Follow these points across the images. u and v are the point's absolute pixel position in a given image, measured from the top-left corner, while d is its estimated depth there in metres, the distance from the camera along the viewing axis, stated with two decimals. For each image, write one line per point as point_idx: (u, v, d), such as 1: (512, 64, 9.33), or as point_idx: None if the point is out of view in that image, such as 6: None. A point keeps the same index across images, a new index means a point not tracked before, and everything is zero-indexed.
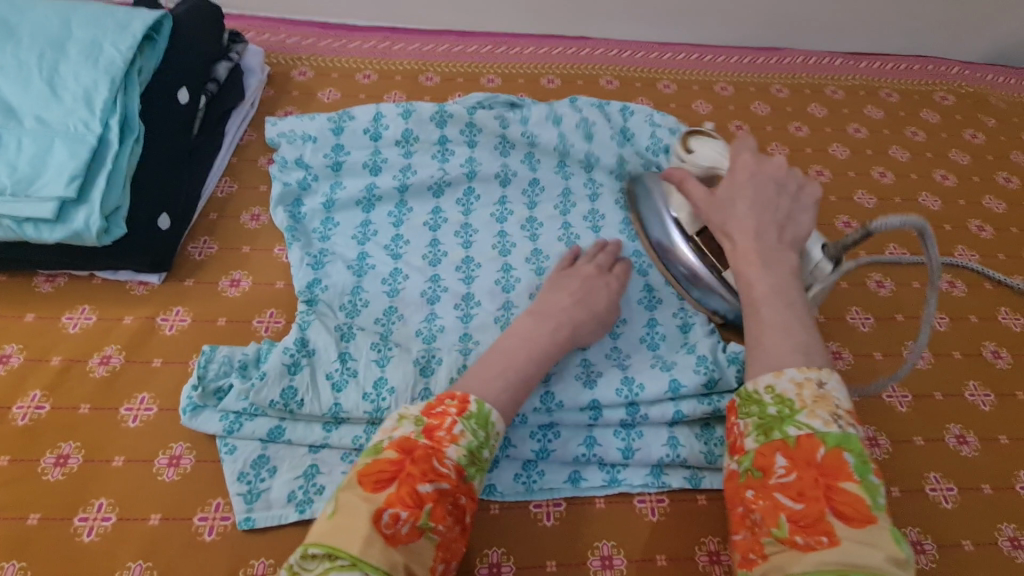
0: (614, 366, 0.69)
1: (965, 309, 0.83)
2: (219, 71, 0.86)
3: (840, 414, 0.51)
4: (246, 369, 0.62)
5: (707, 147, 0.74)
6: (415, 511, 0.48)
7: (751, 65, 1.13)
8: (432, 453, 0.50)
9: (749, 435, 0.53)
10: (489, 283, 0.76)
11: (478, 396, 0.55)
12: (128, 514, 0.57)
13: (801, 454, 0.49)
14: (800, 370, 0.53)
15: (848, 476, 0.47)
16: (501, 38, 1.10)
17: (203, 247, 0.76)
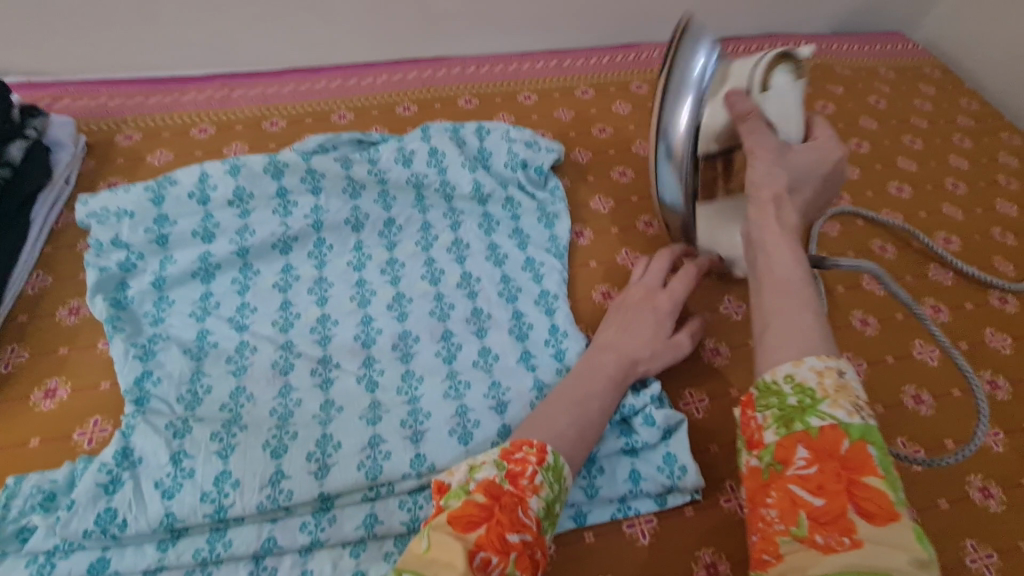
0: (490, 408, 0.66)
1: (890, 308, 0.80)
2: (12, 152, 0.76)
3: (862, 405, 0.43)
4: (51, 501, 0.54)
5: (784, 90, 0.61)
6: (504, 557, 0.45)
7: (610, 65, 1.13)
8: (519, 501, 0.48)
9: (768, 428, 0.45)
10: (349, 340, 0.71)
11: (554, 447, 0.54)
12: None
13: (823, 446, 0.41)
14: (820, 358, 0.45)
15: (873, 470, 0.40)
16: (351, 71, 1.07)
17: (12, 357, 0.67)
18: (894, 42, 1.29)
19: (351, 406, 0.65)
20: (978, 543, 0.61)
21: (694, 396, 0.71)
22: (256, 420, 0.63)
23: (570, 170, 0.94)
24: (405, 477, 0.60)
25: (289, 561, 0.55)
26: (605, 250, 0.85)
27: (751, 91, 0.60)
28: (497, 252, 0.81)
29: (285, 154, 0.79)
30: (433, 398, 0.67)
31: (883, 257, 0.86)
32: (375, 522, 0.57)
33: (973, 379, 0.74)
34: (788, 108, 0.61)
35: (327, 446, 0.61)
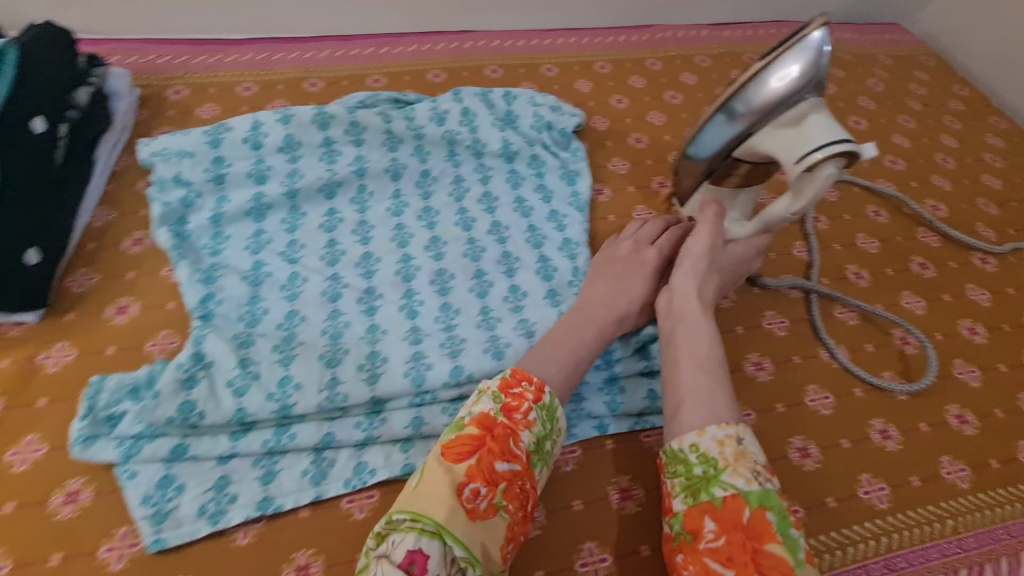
0: (520, 335, 0.73)
1: (880, 263, 0.88)
2: (80, 96, 0.81)
3: (761, 470, 0.52)
4: (138, 393, 0.60)
5: (820, 183, 0.66)
6: (492, 489, 0.51)
7: (626, 43, 1.20)
8: (510, 434, 0.54)
9: (678, 496, 0.54)
10: (391, 275, 0.78)
11: (551, 390, 0.58)
12: (24, 560, 0.54)
13: (727, 516, 0.51)
14: (721, 427, 0.55)
15: (772, 537, 0.49)
16: (383, 39, 1.12)
17: (83, 279, 0.73)
18: (892, 32, 1.36)
19: (395, 330, 0.72)
20: (953, 459, 0.69)
21: None
22: (311, 338, 0.70)
23: (590, 135, 1.01)
24: (446, 386, 0.66)
25: (346, 454, 0.62)
26: (622, 207, 0.92)
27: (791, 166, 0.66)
28: (523, 204, 0.88)
29: (331, 108, 0.86)
30: (470, 326, 0.74)
31: (875, 220, 0.93)
32: (422, 423, 0.64)
33: (956, 325, 0.82)
34: (807, 192, 0.67)
35: (377, 359, 0.68)
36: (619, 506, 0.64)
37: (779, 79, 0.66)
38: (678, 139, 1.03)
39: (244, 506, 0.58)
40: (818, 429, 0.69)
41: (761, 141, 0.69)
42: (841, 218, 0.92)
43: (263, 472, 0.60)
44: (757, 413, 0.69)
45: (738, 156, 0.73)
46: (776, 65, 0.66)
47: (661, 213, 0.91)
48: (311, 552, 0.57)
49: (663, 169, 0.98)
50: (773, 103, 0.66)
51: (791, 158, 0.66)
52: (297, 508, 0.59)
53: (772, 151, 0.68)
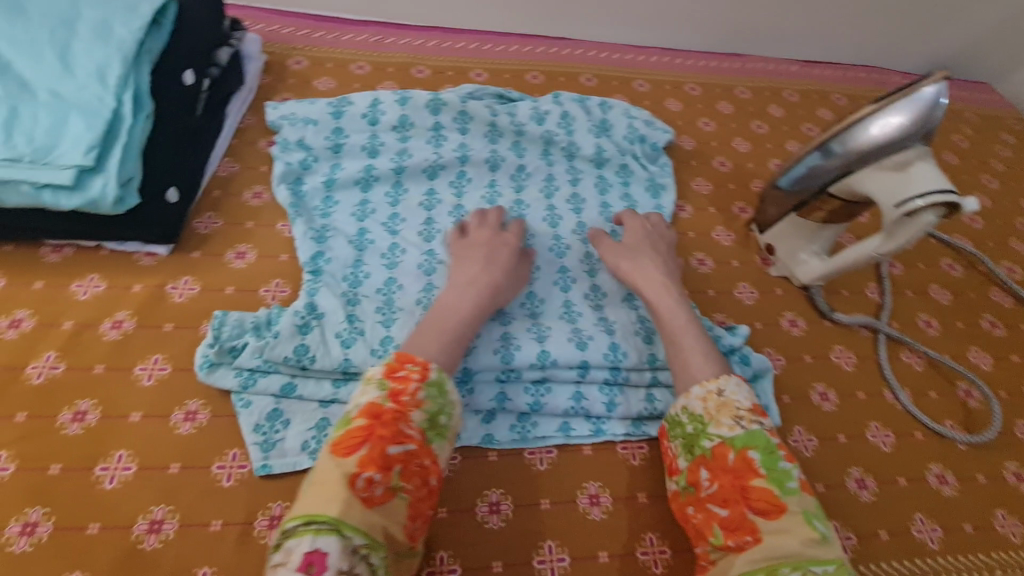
0: (601, 330, 0.73)
1: (951, 315, 0.89)
2: (221, 55, 0.88)
3: (742, 415, 0.58)
4: (259, 331, 0.67)
5: (918, 228, 0.68)
6: (386, 472, 0.50)
7: (717, 69, 1.23)
8: (399, 417, 0.52)
9: (681, 456, 0.61)
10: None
11: (437, 364, 0.58)
12: (148, 463, 0.60)
13: (717, 463, 0.57)
14: (702, 386, 0.61)
15: (756, 472, 0.54)
16: (487, 37, 1.18)
17: (208, 222, 0.80)
18: (981, 91, 1.37)
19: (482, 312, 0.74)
20: (1007, 513, 0.71)
21: (773, 354, 0.79)
22: (406, 306, 0.74)
23: (676, 153, 1.05)
24: (532, 368, 0.69)
25: None
26: (702, 226, 0.95)
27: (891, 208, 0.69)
28: (609, 209, 0.91)
29: (444, 97, 0.92)
30: (553, 316, 0.75)
31: (950, 273, 0.94)
32: (505, 398, 0.67)
33: (1021, 387, 0.83)
34: (901, 234, 0.70)
35: None
36: None
37: (878, 128, 0.70)
38: (761, 167, 1.05)
39: None
40: (877, 464, 0.71)
41: (861, 181, 0.73)
42: (917, 266, 0.93)
43: None
44: (820, 439, 0.72)
45: (834, 191, 0.76)
46: (876, 114, 0.70)
47: (739, 235, 0.94)
48: None
49: (744, 195, 1.01)
50: (869, 151, 0.71)
51: (890, 201, 0.69)
52: None
53: (872, 192, 0.72)
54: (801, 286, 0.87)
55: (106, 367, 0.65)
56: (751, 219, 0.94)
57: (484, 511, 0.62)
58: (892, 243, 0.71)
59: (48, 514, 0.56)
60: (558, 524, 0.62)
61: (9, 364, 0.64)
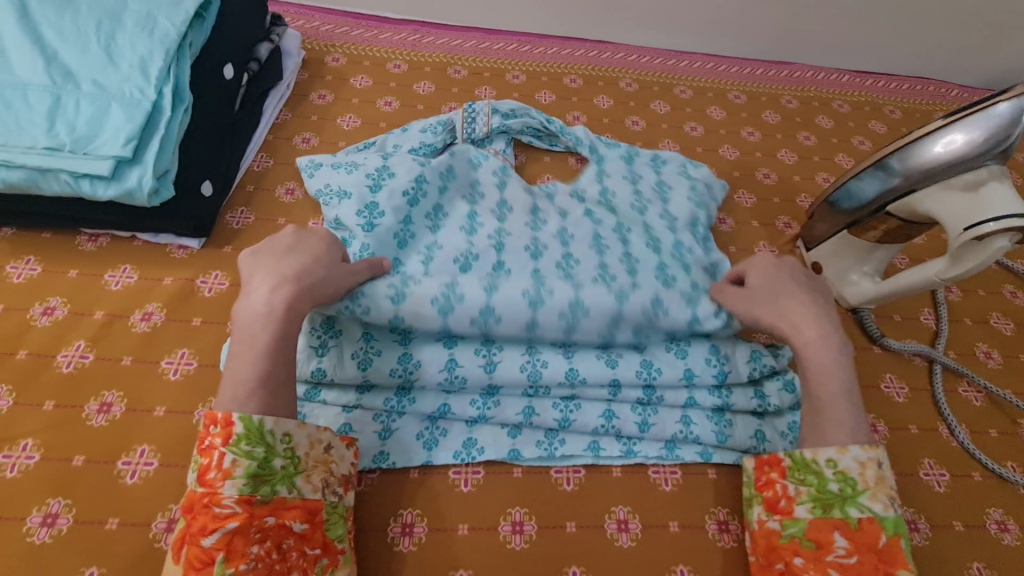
0: (632, 350, 0.68)
1: (1015, 348, 0.82)
2: (261, 51, 0.88)
3: (896, 498, 0.55)
4: None
5: (990, 253, 0.64)
6: (208, 569, 0.47)
7: (764, 77, 1.18)
8: (208, 503, 0.49)
9: (804, 504, 0.57)
10: (520, 249, 0.71)
11: (240, 413, 0.51)
12: (170, 460, 0.59)
13: (860, 536, 0.54)
14: (863, 449, 0.56)
15: (903, 564, 0.52)
16: (526, 39, 1.16)
17: (242, 217, 0.79)
18: None
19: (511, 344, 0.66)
20: None
21: None
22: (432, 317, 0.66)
23: (718, 164, 1.01)
24: (561, 384, 0.65)
25: (457, 427, 0.65)
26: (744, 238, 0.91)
27: (958, 233, 0.65)
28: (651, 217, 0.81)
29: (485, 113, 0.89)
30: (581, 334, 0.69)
31: (1015, 301, 0.87)
32: (533, 413, 0.65)
33: None
34: (970, 257, 0.65)
35: (492, 346, 0.66)
36: (715, 537, 0.62)
37: (943, 146, 0.65)
38: (808, 181, 1.00)
39: (364, 456, 0.62)
40: (931, 505, 0.66)
41: (922, 201, 0.68)
42: (978, 293, 0.87)
43: (381, 427, 0.64)
44: None
45: (892, 211, 0.72)
46: (941, 131, 0.66)
47: (783, 252, 0.89)
48: (417, 513, 0.60)
49: (790, 210, 0.96)
50: (932, 169, 0.66)
51: (955, 223, 0.65)
52: (408, 468, 0.63)
53: (937, 213, 0.67)
54: (849, 309, 0.82)
55: (134, 359, 0.65)
56: (796, 236, 0.90)
57: (507, 531, 0.60)
58: (959, 268, 0.67)
59: (68, 506, 0.55)
60: (584, 549, 0.60)
61: (40, 351, 0.64)
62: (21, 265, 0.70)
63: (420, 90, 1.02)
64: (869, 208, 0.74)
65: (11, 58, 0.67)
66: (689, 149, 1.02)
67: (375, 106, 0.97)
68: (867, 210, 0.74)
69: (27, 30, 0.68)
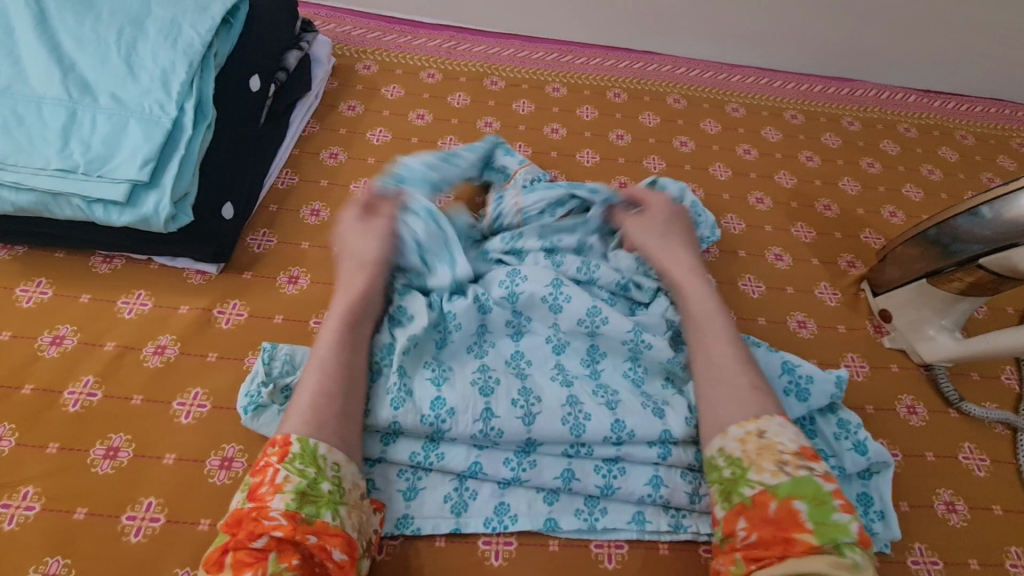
0: (676, 395, 0.63)
1: None
2: (289, 59, 0.83)
3: (787, 460, 0.50)
4: None
5: None
6: (259, 568, 0.45)
7: (824, 95, 1.09)
8: (254, 514, 0.47)
9: (715, 502, 0.53)
10: (536, 299, 0.65)
11: (301, 433, 0.51)
12: (178, 516, 0.54)
13: (757, 512, 0.49)
14: (741, 426, 0.54)
15: (801, 526, 0.47)
16: (567, 48, 1.08)
17: (262, 240, 0.74)
18: None
19: (541, 361, 0.64)
20: None
21: (887, 448, 0.68)
22: (459, 359, 0.63)
23: (773, 193, 0.93)
24: (605, 441, 0.59)
25: (488, 489, 0.59)
26: (804, 277, 0.82)
27: None
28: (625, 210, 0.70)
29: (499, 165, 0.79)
30: (616, 375, 0.64)
31: None
32: (572, 478, 0.58)
33: None
34: None
35: (529, 395, 0.60)
36: None
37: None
38: (873, 214, 0.92)
39: (386, 520, 0.57)
40: None
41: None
42: None
43: (406, 486, 0.58)
44: (945, 564, 0.60)
45: (984, 265, 0.64)
46: None
47: (847, 295, 0.81)
48: None
49: (855, 246, 0.87)
50: None
51: None
52: (433, 535, 0.57)
53: None
54: (921, 364, 0.74)
55: (144, 398, 0.60)
56: (862, 277, 0.81)
57: None
58: None
59: (68, 566, 0.51)
60: None
61: (46, 387, 0.60)
62: (31, 288, 0.66)
63: (454, 102, 0.95)
64: (955, 260, 0.66)
65: (26, 68, 0.62)
66: (742, 174, 0.95)
67: (407, 119, 0.91)
68: (951, 262, 0.67)
69: (45, 39, 0.64)
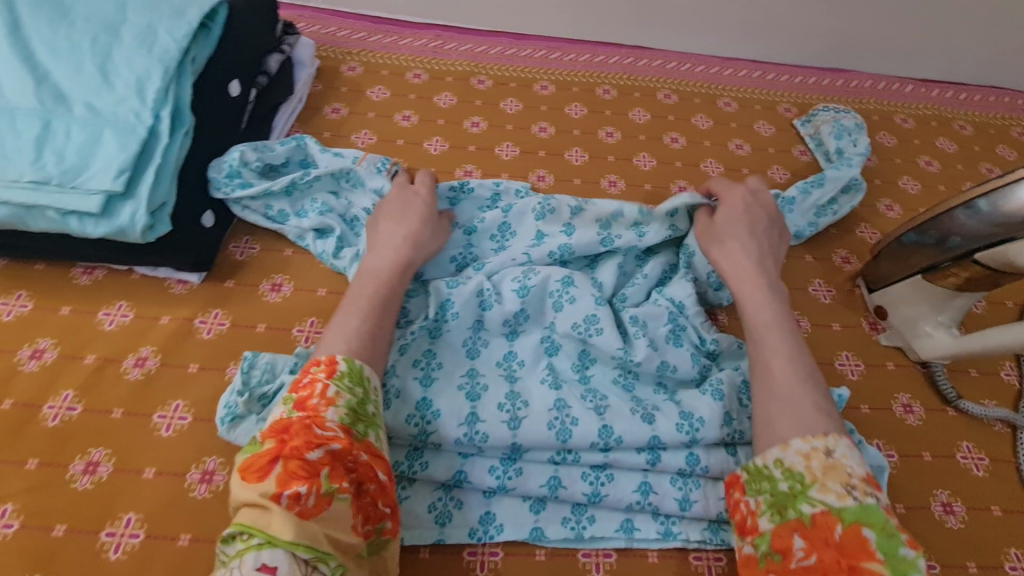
0: (667, 400, 0.61)
1: None
2: (271, 63, 0.83)
3: (855, 484, 0.48)
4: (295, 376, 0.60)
5: None
6: (314, 480, 0.43)
7: (818, 87, 1.07)
8: (309, 422, 0.46)
9: (763, 516, 0.50)
10: (536, 298, 0.66)
11: (346, 353, 0.52)
12: (158, 532, 0.54)
13: (818, 533, 0.46)
14: (805, 440, 0.51)
15: (871, 555, 0.44)
16: (556, 44, 1.07)
17: (245, 247, 0.73)
18: None
19: (532, 364, 0.63)
20: None
21: (883, 449, 0.66)
22: (452, 356, 0.63)
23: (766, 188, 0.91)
24: (593, 447, 0.58)
25: (474, 498, 0.58)
26: (798, 274, 0.80)
27: None
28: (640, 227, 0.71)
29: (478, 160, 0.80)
30: (606, 380, 0.63)
31: None
32: (559, 486, 0.57)
33: None
34: None
35: (517, 400, 0.59)
36: None
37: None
38: (869, 209, 0.90)
39: None
40: None
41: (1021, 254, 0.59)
42: None
43: None
44: (943, 567, 0.59)
45: (980, 260, 0.62)
46: None
47: (842, 292, 0.79)
48: None
49: (850, 241, 0.85)
50: None
51: None
52: (418, 547, 0.56)
53: None
54: (918, 362, 0.73)
55: (125, 411, 0.60)
56: (857, 273, 0.80)
57: None
58: None
59: None
60: None
61: (26, 401, 0.59)
62: (11, 301, 0.65)
63: (440, 103, 0.94)
64: (950, 256, 0.65)
65: None
66: (734, 170, 0.93)
67: (392, 121, 0.90)
68: (947, 258, 0.65)
69: (18, 48, 0.63)
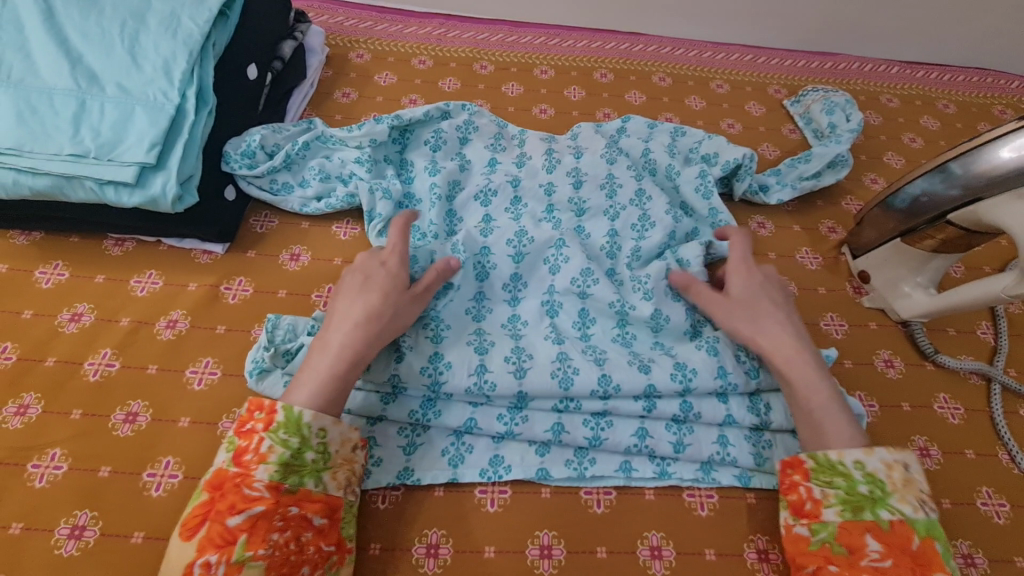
0: (661, 353, 0.66)
1: None
2: (284, 49, 0.87)
3: (925, 501, 0.53)
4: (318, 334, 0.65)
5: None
6: (226, 549, 0.47)
7: (807, 70, 1.12)
8: (239, 481, 0.50)
9: (831, 507, 0.54)
10: (535, 259, 0.72)
11: (285, 402, 0.53)
12: (194, 473, 0.58)
13: (894, 539, 0.51)
14: (889, 451, 0.55)
15: (941, 567, 0.50)
16: (554, 31, 1.11)
17: (265, 221, 0.77)
18: None
19: (534, 323, 0.68)
20: None
21: (865, 399, 0.71)
22: (457, 318, 0.67)
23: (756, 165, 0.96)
24: (593, 396, 0.62)
25: (483, 443, 0.63)
26: (786, 243, 0.85)
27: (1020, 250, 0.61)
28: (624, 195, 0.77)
29: (473, 124, 0.83)
30: (606, 338, 0.67)
31: None
32: (562, 431, 0.62)
33: None
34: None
35: (521, 353, 0.64)
36: (755, 567, 0.59)
37: (1013, 150, 0.60)
38: (855, 182, 0.94)
39: (388, 472, 0.61)
40: (986, 537, 0.62)
41: (991, 212, 0.63)
42: None
43: (406, 441, 0.62)
44: None
45: (953, 221, 0.67)
46: (1013, 135, 0.61)
47: (828, 259, 0.84)
48: (442, 533, 0.59)
49: (836, 212, 0.90)
50: (1000, 177, 0.61)
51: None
52: (433, 485, 0.61)
53: (1006, 225, 0.62)
54: (899, 321, 0.77)
55: (159, 368, 0.64)
56: (842, 241, 0.84)
57: (535, 554, 0.58)
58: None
59: (95, 518, 0.55)
60: (615, 575, 0.57)
61: (67, 359, 0.64)
62: (49, 270, 0.70)
63: (445, 88, 0.99)
64: (923, 218, 0.69)
65: (37, 62, 0.66)
66: None
67: (400, 103, 0.95)
68: (920, 221, 0.70)
69: (53, 34, 0.68)
